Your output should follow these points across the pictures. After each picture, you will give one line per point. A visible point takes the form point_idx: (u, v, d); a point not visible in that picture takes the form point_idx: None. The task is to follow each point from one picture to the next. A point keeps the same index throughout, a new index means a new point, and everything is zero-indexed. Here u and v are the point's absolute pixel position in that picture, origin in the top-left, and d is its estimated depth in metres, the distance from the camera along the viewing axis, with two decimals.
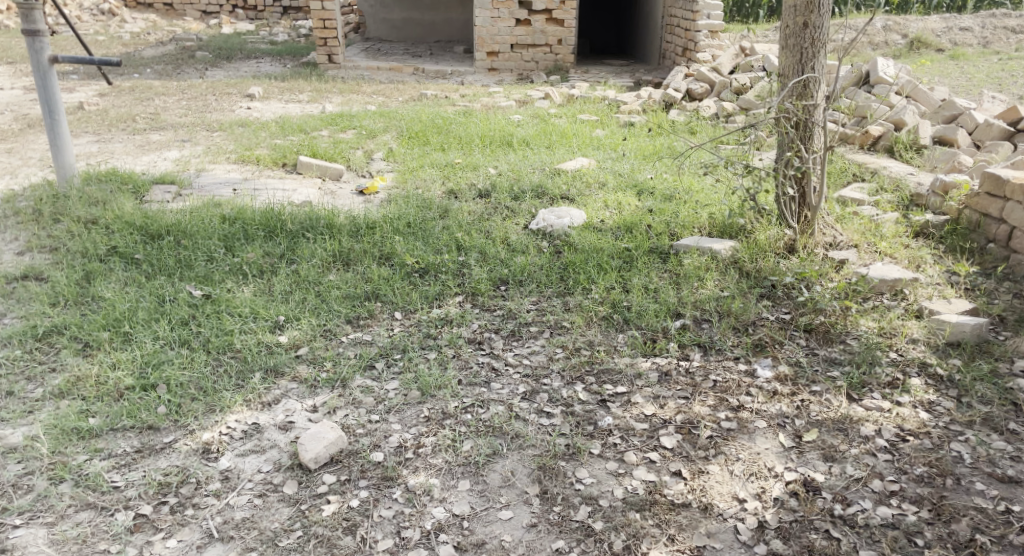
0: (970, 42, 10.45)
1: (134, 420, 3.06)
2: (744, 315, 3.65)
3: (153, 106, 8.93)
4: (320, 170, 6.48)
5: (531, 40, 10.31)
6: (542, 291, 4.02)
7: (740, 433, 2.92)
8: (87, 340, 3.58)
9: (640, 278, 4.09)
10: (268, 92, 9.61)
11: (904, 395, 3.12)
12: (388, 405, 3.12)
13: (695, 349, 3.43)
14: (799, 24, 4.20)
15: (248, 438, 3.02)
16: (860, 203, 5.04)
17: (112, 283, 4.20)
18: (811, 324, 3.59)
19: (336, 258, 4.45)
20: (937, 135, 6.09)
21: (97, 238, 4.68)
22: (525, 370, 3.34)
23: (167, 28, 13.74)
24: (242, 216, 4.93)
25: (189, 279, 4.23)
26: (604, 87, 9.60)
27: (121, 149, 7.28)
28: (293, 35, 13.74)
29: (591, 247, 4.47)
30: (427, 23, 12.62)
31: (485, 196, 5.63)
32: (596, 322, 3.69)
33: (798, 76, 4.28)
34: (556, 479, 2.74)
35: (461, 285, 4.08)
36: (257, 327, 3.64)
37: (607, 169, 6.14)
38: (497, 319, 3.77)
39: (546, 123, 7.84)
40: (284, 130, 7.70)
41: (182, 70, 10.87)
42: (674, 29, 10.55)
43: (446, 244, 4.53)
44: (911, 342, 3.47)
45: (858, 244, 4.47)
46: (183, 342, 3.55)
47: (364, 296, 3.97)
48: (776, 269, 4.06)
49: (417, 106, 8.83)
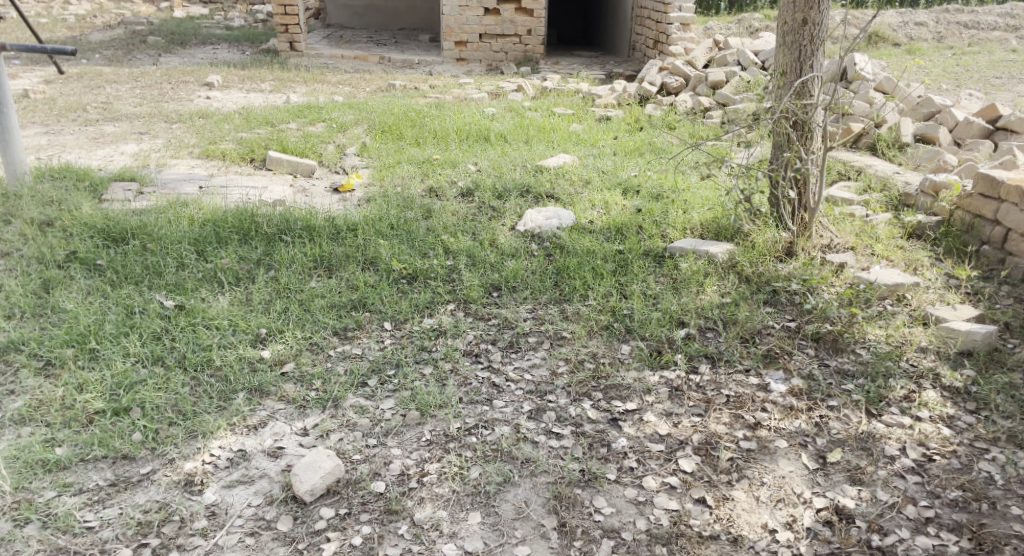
0: (925, 37, 10.48)
1: (107, 449, 2.82)
2: (750, 324, 3.48)
3: (105, 94, 8.53)
4: (290, 165, 6.23)
5: (500, 30, 10.06)
6: (537, 298, 3.86)
7: (761, 455, 2.82)
8: (49, 358, 3.41)
9: (638, 283, 3.94)
10: (227, 81, 9.25)
11: (923, 410, 3.02)
12: (386, 428, 2.93)
13: (702, 361, 3.29)
14: (798, 20, 4.05)
15: (234, 467, 2.80)
16: (850, 202, 4.87)
17: (74, 293, 3.96)
18: (819, 332, 3.41)
19: (317, 263, 4.27)
20: (919, 133, 5.99)
21: (55, 242, 4.42)
22: (527, 386, 3.17)
23: (114, 11, 13.17)
24: (212, 218, 4.69)
25: (159, 288, 4.01)
26: (576, 80, 9.42)
27: (73, 141, 6.92)
28: (250, 20, 13.30)
29: (583, 250, 4.31)
30: (390, 11, 12.31)
31: (467, 194, 5.45)
32: (597, 332, 3.52)
33: (797, 74, 4.12)
34: (574, 509, 2.60)
35: (453, 292, 3.91)
36: (238, 341, 3.48)
37: (590, 166, 5.98)
38: (492, 330, 3.59)
39: (522, 116, 7.65)
40: (248, 122, 7.40)
41: (134, 57, 10.43)
42: (645, 21, 10.40)
43: (433, 248, 4.37)
44: (920, 352, 3.32)
45: (855, 246, 4.29)
46: (157, 360, 3.38)
47: (350, 305, 3.81)
48: (778, 274, 3.90)
49: (385, 97, 8.58)
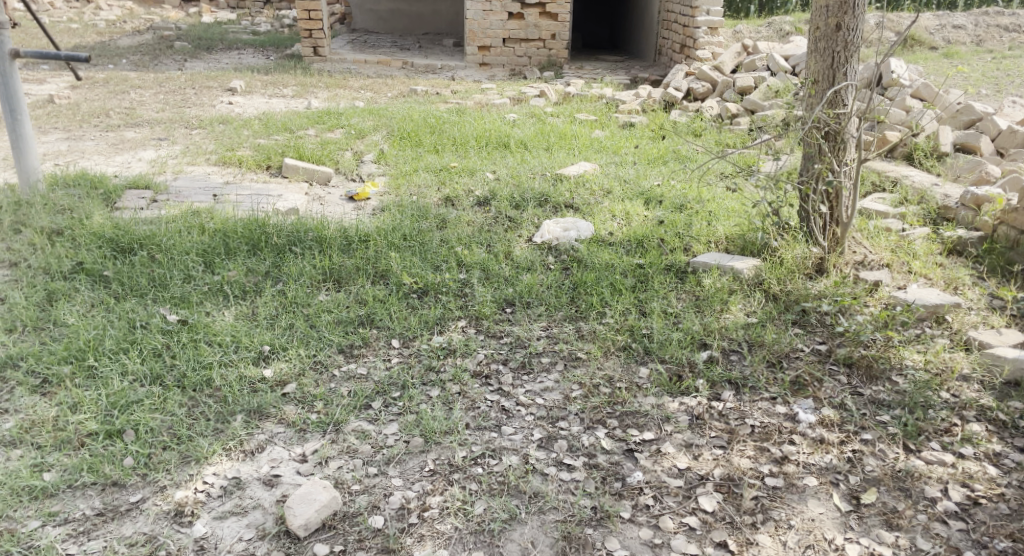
0: (963, 40, 10.18)
1: (96, 475, 2.70)
2: (777, 346, 3.29)
3: (129, 100, 8.49)
4: (306, 173, 6.11)
5: (524, 35, 9.92)
6: (552, 315, 3.71)
7: (788, 493, 2.64)
8: (46, 375, 3.29)
9: (658, 300, 3.77)
10: (250, 86, 9.19)
11: (966, 446, 2.82)
12: (387, 455, 2.79)
13: (726, 387, 3.10)
14: (831, 25, 3.85)
15: (227, 496, 2.66)
16: (885, 215, 4.65)
17: (77, 306, 3.85)
18: (852, 357, 3.21)
19: (327, 276, 4.14)
20: (959, 142, 5.73)
21: (62, 253, 4.33)
22: (539, 411, 3.01)
23: (144, 16, 13.20)
24: (223, 228, 4.58)
25: (163, 301, 3.89)
26: (600, 85, 9.25)
27: (93, 147, 6.86)
28: (277, 25, 13.27)
29: (602, 264, 4.16)
30: (415, 15, 12.22)
31: (483, 204, 5.31)
32: (614, 353, 3.35)
33: (829, 82, 3.92)
34: (584, 552, 2.44)
35: (464, 308, 3.76)
36: (239, 359, 3.35)
37: (611, 175, 5.81)
38: (504, 349, 3.43)
39: (544, 123, 7.50)
40: (267, 128, 7.31)
41: (159, 62, 10.42)
42: (672, 25, 10.20)
43: (445, 260, 4.23)
44: (963, 381, 3.11)
45: (891, 263, 4.06)
46: (155, 379, 3.25)
47: (358, 321, 3.68)
48: (807, 293, 3.70)
49: (406, 102, 8.46)
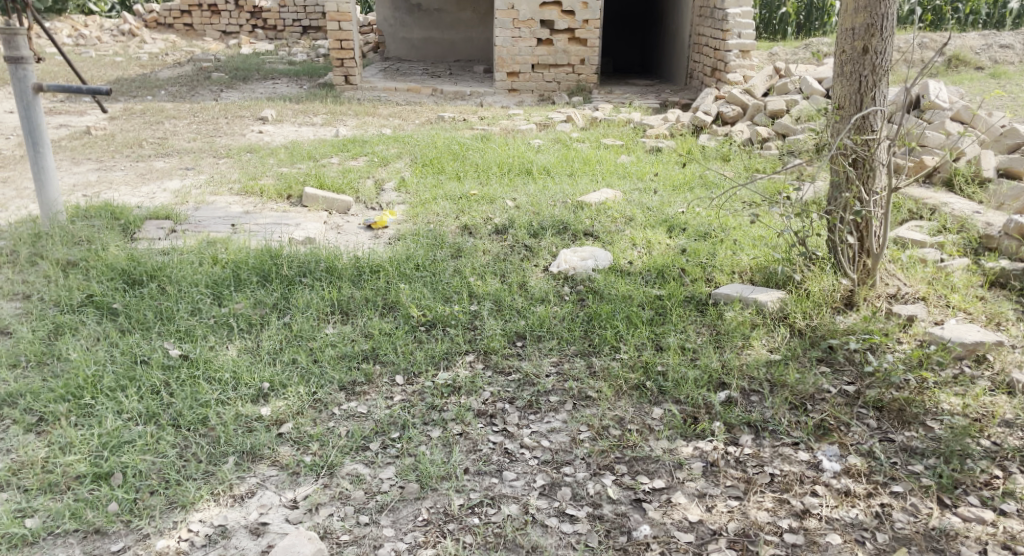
0: (1010, 60, 9.88)
1: (78, 522, 2.64)
2: (801, 387, 3.09)
3: (162, 130, 8.55)
4: (326, 202, 6.04)
5: (553, 60, 9.84)
6: (563, 350, 3.59)
7: (809, 552, 2.45)
8: (42, 413, 3.16)
9: (675, 335, 3.62)
10: (281, 115, 9.22)
11: (1008, 501, 2.59)
12: (380, 503, 2.70)
13: (745, 431, 2.91)
14: (857, 48, 3.66)
15: (212, 545, 2.60)
16: (921, 245, 4.43)
17: (82, 339, 3.72)
18: (882, 400, 3.00)
19: (335, 308, 4.03)
20: (1003, 167, 5.47)
21: (73, 285, 4.21)
22: (543, 455, 2.88)
23: (186, 49, 13.41)
24: (235, 259, 4.49)
25: (168, 335, 3.77)
26: (629, 109, 9.13)
27: (121, 178, 6.87)
28: (313, 54, 13.37)
29: (618, 295, 4.02)
30: (447, 42, 12.22)
31: (502, 232, 5.20)
32: (626, 393, 3.21)
33: (856, 108, 3.72)
34: None
35: (472, 343, 3.65)
36: (237, 397, 3.24)
37: (634, 202, 5.68)
38: (511, 387, 3.33)
39: (569, 148, 7.38)
40: (293, 157, 7.28)
41: (196, 92, 10.52)
42: (703, 49, 10.06)
43: (457, 291, 4.12)
44: (1005, 427, 2.89)
45: (927, 296, 3.83)
46: (151, 417, 3.13)
47: (362, 355, 3.57)
48: (835, 329, 3.50)
49: (432, 129, 8.41)
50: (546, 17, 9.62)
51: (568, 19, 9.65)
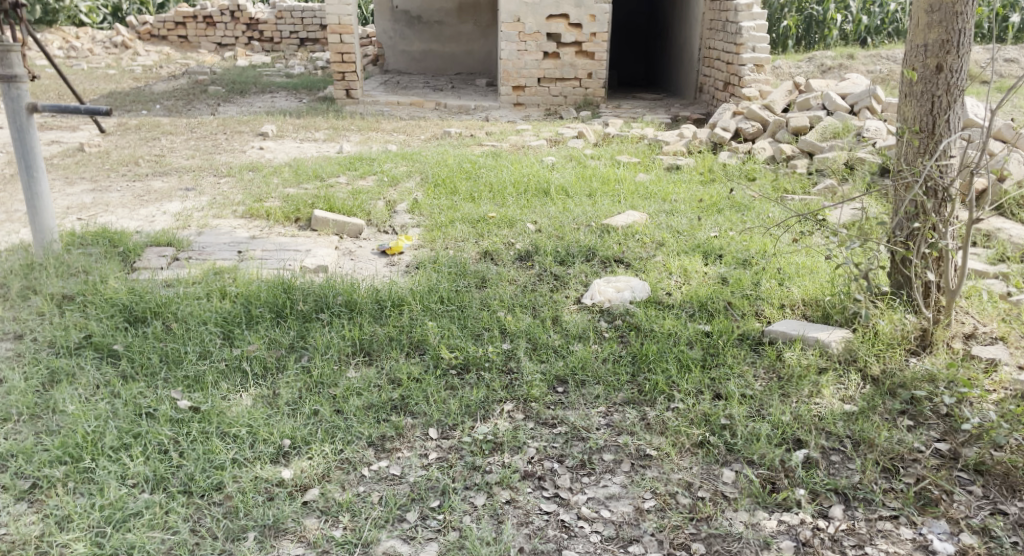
0: (1017, 73, 9.73)
1: None
2: (891, 447, 2.86)
3: (160, 147, 8.20)
4: (336, 226, 5.70)
5: (560, 74, 9.53)
6: (612, 398, 3.24)
7: None
8: (36, 478, 2.81)
9: (735, 380, 3.27)
10: (282, 130, 8.88)
11: None
12: None
13: (834, 500, 2.71)
14: (931, 67, 3.36)
15: None
16: (984, 275, 4.13)
17: (79, 388, 3.35)
18: (984, 463, 2.81)
19: (356, 348, 3.68)
20: None
21: (70, 324, 3.83)
22: (606, 530, 2.64)
23: (181, 61, 13.06)
24: (245, 292, 4.13)
25: (175, 382, 3.40)
26: (641, 124, 8.83)
27: (118, 200, 6.50)
28: (310, 67, 13.02)
29: (661, 331, 3.68)
30: (448, 55, 11.91)
31: (526, 259, 4.86)
32: (691, 451, 2.92)
33: (929, 133, 3.42)
34: None
35: (511, 389, 3.30)
36: (255, 457, 2.91)
37: (663, 225, 5.35)
38: (558, 442, 3.01)
39: (585, 166, 7.06)
40: (297, 176, 6.93)
41: (193, 107, 10.16)
42: (714, 63, 9.79)
43: (487, 328, 3.78)
44: None
45: (1007, 335, 3.52)
46: (159, 482, 2.80)
47: (391, 406, 3.22)
48: (914, 374, 3.20)
49: (440, 146, 8.08)
50: (553, 30, 9.32)
51: (575, 32, 9.35)
